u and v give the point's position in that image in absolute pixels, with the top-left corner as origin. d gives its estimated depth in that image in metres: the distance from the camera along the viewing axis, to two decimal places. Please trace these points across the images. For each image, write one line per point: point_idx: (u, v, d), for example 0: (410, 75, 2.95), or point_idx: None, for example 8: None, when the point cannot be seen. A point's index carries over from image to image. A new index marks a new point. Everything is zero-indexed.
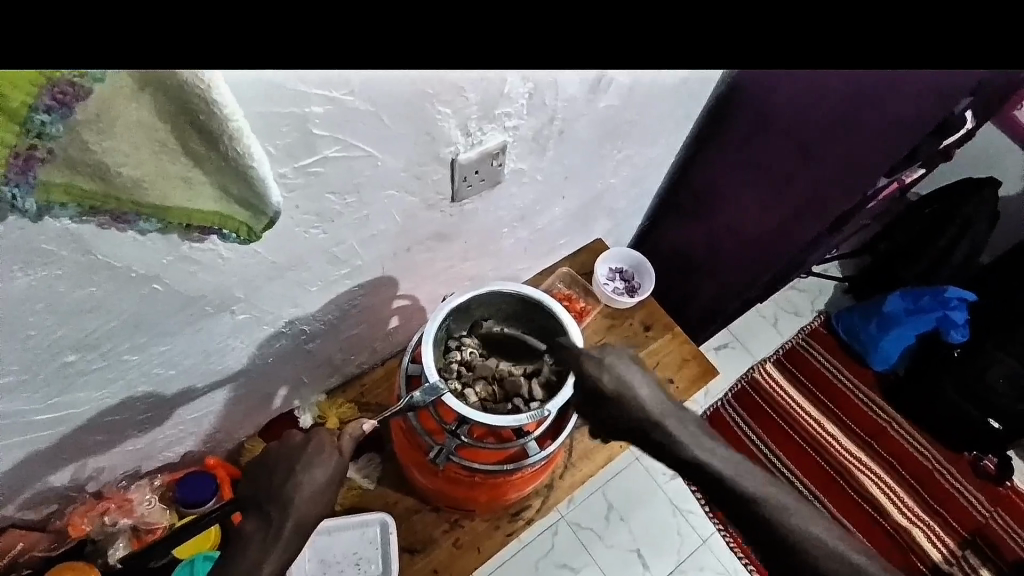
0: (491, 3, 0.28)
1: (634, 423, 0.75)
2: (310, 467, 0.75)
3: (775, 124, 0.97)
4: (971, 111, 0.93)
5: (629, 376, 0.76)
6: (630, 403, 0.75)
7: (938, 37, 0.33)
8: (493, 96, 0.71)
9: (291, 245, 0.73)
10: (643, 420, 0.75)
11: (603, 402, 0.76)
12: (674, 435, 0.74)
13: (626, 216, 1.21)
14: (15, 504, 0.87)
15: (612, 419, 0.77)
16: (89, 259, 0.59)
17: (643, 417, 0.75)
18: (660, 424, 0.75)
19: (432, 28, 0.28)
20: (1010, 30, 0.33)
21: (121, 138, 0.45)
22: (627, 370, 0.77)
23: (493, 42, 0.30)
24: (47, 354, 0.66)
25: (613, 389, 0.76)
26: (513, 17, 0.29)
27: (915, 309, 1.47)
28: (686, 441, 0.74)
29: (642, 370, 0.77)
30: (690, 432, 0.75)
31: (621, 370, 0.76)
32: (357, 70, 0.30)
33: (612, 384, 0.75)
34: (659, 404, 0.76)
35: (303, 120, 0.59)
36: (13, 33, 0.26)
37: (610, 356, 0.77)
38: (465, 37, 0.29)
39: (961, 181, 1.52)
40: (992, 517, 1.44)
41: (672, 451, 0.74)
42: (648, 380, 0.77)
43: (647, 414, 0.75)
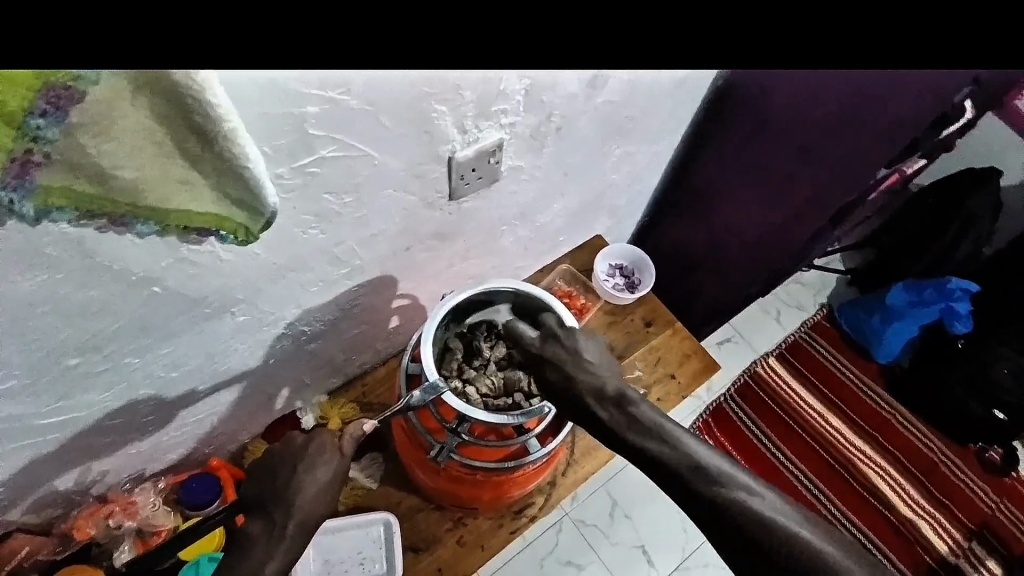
0: (481, 7, 0.28)
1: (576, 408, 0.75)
2: (313, 467, 0.75)
3: (775, 118, 0.96)
4: (970, 101, 0.93)
5: (571, 361, 0.77)
6: (568, 387, 0.75)
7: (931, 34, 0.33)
8: (490, 94, 0.71)
9: (290, 245, 0.73)
10: (585, 408, 0.74)
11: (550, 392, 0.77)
12: (611, 420, 0.73)
13: (625, 212, 1.21)
14: (20, 509, 0.87)
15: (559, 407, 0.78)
16: (88, 263, 0.59)
17: (576, 399, 0.75)
18: (596, 408, 0.74)
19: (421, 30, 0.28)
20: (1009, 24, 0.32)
21: (117, 140, 0.45)
22: (569, 355, 0.77)
23: (484, 44, 0.30)
24: (49, 358, 0.66)
25: (557, 378, 0.76)
26: (504, 19, 0.29)
27: (919, 302, 1.47)
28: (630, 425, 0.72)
29: (589, 356, 0.77)
30: (643, 412, 0.73)
31: (560, 359, 0.77)
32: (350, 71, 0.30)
33: (551, 372, 0.76)
34: (598, 388, 0.74)
35: (299, 120, 0.59)
36: (14, 34, 0.25)
37: (550, 346, 0.78)
38: (455, 39, 0.29)
39: (963, 172, 1.51)
40: (999, 509, 1.44)
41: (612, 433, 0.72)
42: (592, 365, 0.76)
43: (586, 401, 0.74)
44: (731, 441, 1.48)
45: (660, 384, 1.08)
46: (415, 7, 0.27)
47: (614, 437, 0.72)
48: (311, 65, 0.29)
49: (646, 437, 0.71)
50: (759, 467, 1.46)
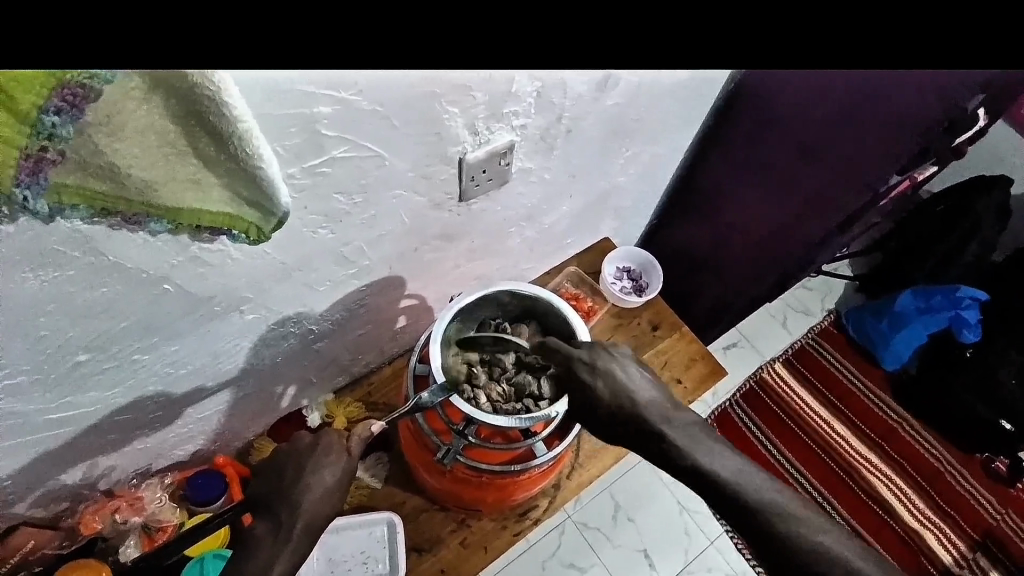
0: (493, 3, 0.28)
1: (640, 434, 0.72)
2: (319, 468, 0.75)
3: (786, 123, 0.96)
4: (983, 109, 0.92)
5: (625, 378, 0.73)
6: (631, 409, 0.72)
7: (948, 35, 0.33)
8: (501, 95, 0.71)
9: (299, 245, 0.73)
10: (649, 431, 0.71)
11: (601, 408, 0.72)
12: (678, 443, 0.70)
13: (633, 215, 1.21)
14: (26, 503, 0.87)
15: (614, 430, 0.73)
16: (100, 260, 0.60)
17: (645, 423, 0.71)
18: (663, 431, 0.71)
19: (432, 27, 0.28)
20: None
21: (131, 139, 0.46)
22: (624, 373, 0.73)
23: (496, 41, 0.29)
24: (59, 354, 0.67)
25: (609, 393, 0.72)
26: (521, 19, 0.29)
27: (927, 308, 1.46)
28: (690, 448, 0.70)
29: (639, 373, 0.74)
30: (696, 435, 0.72)
31: (617, 375, 0.73)
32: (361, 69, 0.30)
33: (609, 390, 0.72)
34: (660, 409, 0.72)
35: (311, 120, 0.59)
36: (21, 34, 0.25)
37: (603, 358, 0.74)
38: (466, 36, 0.29)
39: (970, 180, 1.52)
40: (1004, 519, 1.43)
41: (683, 459, 0.70)
42: (647, 384, 0.74)
43: (652, 422, 0.71)
44: (736, 446, 1.48)
45: (665, 389, 1.07)
46: (433, 7, 0.27)
47: (684, 462, 0.70)
48: (323, 64, 0.29)
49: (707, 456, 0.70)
50: (763, 473, 1.46)
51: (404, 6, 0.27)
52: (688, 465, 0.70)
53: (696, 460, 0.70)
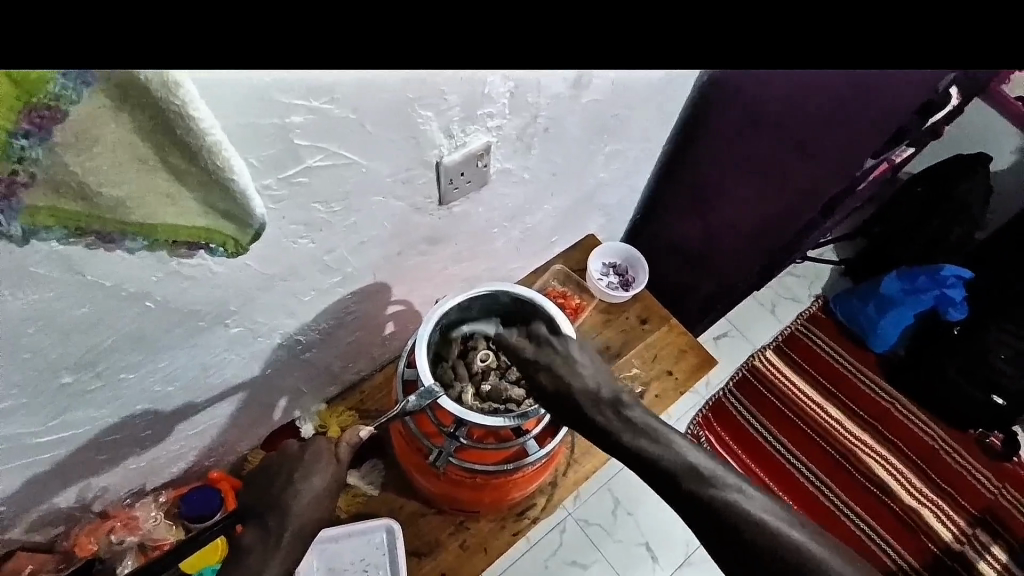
0: (445, 5, 0.29)
1: (578, 419, 0.74)
2: (309, 475, 0.75)
3: (760, 111, 0.97)
4: (954, 89, 0.93)
5: (567, 368, 0.76)
6: (570, 396, 0.74)
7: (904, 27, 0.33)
8: (475, 96, 0.71)
9: (281, 255, 0.73)
10: (587, 418, 0.74)
11: (546, 400, 0.76)
12: (612, 429, 0.72)
13: (617, 210, 1.21)
14: (21, 527, 0.87)
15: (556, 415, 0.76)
16: (80, 280, 0.60)
17: (580, 411, 0.74)
18: (598, 416, 0.73)
19: (389, 26, 0.29)
20: (978, 13, 0.32)
21: (103, 160, 0.46)
22: (565, 363, 0.76)
23: (454, 39, 0.30)
24: (44, 376, 0.67)
25: (552, 386, 0.75)
26: (485, 18, 0.30)
27: (913, 289, 1.48)
28: (630, 435, 0.72)
29: (582, 360, 0.77)
30: (635, 419, 0.73)
31: (558, 367, 0.76)
32: (323, 68, 0.31)
33: (549, 382, 0.75)
34: (598, 396, 0.74)
35: (285, 130, 0.59)
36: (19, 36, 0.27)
37: (546, 354, 0.77)
38: (421, 35, 0.30)
39: (950, 161, 1.53)
40: (1001, 494, 1.44)
41: (613, 440, 0.72)
42: (592, 373, 0.76)
43: (588, 410, 0.74)
44: (730, 435, 1.49)
45: (656, 381, 1.08)
46: (421, 7, 0.29)
47: (615, 445, 0.72)
48: (286, 64, 0.30)
49: (643, 438, 0.72)
50: (759, 461, 1.47)
51: (382, 7, 0.28)
52: (617, 446, 0.72)
53: (628, 443, 0.71)
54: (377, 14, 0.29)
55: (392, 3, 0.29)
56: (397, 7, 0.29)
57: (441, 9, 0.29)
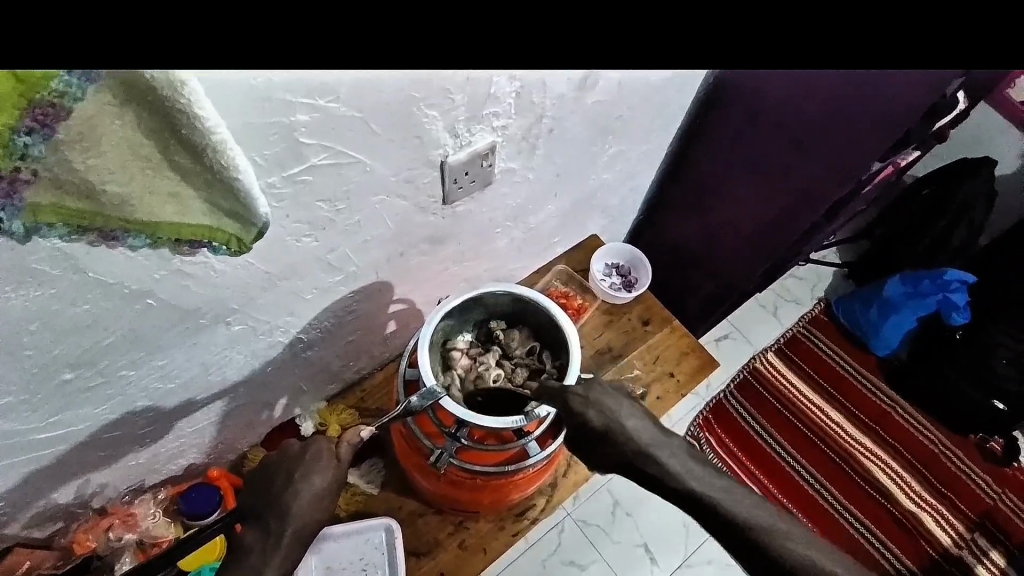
0: (449, 7, 0.27)
1: (628, 462, 0.73)
2: (309, 475, 0.74)
3: (766, 113, 0.96)
4: (962, 93, 0.93)
5: (617, 409, 0.75)
6: (623, 439, 0.73)
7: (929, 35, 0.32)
8: (480, 96, 0.71)
9: (284, 254, 0.73)
10: (638, 459, 0.72)
11: (595, 441, 0.74)
12: (668, 471, 0.72)
13: (620, 211, 1.21)
14: (19, 524, 0.87)
15: (603, 459, 0.74)
16: (81, 277, 0.59)
17: (634, 453, 0.72)
18: (653, 458, 0.72)
19: (389, 29, 0.27)
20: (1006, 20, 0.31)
21: (106, 157, 0.45)
22: (615, 403, 0.75)
23: (458, 42, 0.29)
24: (43, 373, 0.66)
25: (603, 425, 0.74)
26: (492, 21, 0.28)
27: (915, 293, 1.47)
28: (682, 476, 0.72)
29: (627, 401, 0.76)
30: (684, 460, 0.73)
31: (609, 406, 0.74)
32: (320, 72, 0.29)
33: (600, 421, 0.73)
34: (650, 437, 0.74)
35: (289, 129, 0.59)
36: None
37: (597, 392, 0.76)
38: (423, 39, 0.28)
39: (955, 164, 1.52)
40: (1000, 499, 1.44)
41: (667, 483, 0.71)
42: (639, 414, 0.75)
43: (640, 452, 0.72)
44: (730, 437, 1.49)
45: (658, 383, 1.08)
46: (420, 7, 0.27)
47: (670, 488, 0.71)
48: (283, 68, 0.28)
49: (696, 480, 0.72)
50: (759, 463, 1.47)
51: (380, 9, 0.27)
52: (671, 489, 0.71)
53: (687, 486, 0.71)
54: (371, 13, 0.27)
55: (388, 4, 0.27)
56: (393, 7, 0.27)
57: (445, 12, 0.27)
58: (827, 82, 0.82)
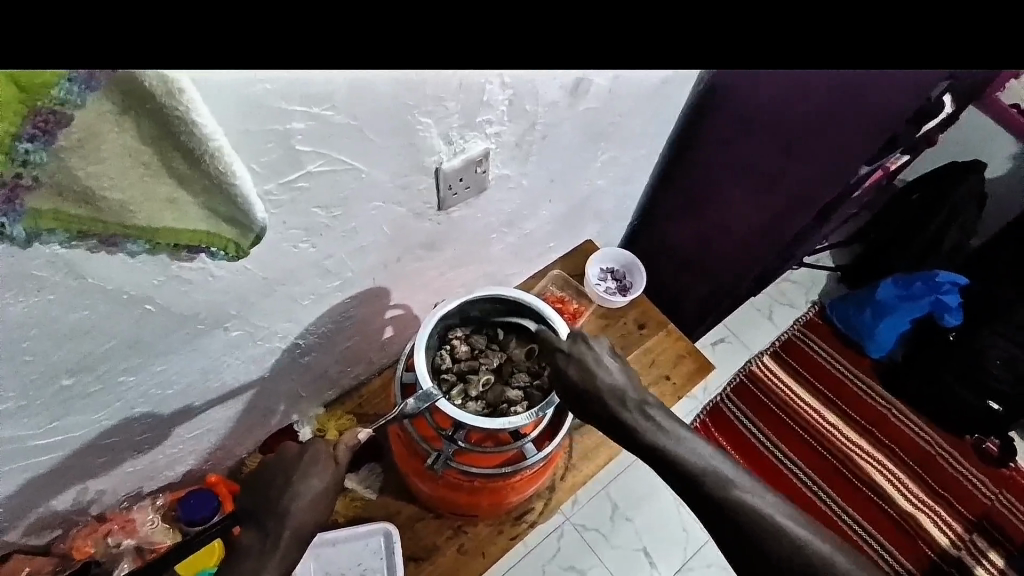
0: (432, 7, 0.28)
1: (603, 417, 0.74)
2: (307, 477, 0.75)
3: (757, 118, 0.98)
4: (949, 96, 0.95)
5: (598, 368, 0.75)
6: (597, 396, 0.74)
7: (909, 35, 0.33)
8: (473, 104, 0.72)
9: (282, 260, 0.74)
10: (612, 413, 0.74)
11: (573, 393, 0.75)
12: (637, 430, 0.73)
13: (615, 216, 1.22)
14: (18, 530, 0.87)
15: (580, 412, 0.76)
16: (81, 284, 0.60)
17: (608, 409, 0.74)
18: (625, 417, 0.73)
19: (377, 28, 0.28)
20: (982, 19, 0.32)
21: (106, 164, 0.46)
22: (596, 361, 0.75)
23: (446, 43, 0.29)
24: (43, 379, 0.67)
25: (581, 380, 0.75)
26: (479, 19, 0.29)
27: (907, 295, 1.48)
28: (656, 437, 0.72)
29: (611, 361, 0.76)
30: (659, 421, 0.73)
31: (589, 361, 0.75)
32: (314, 67, 0.29)
33: (578, 376, 0.74)
34: (628, 398, 0.74)
35: (285, 136, 0.60)
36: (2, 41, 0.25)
37: (579, 348, 0.76)
38: (411, 39, 0.29)
39: (946, 167, 1.54)
40: (998, 499, 1.44)
41: (637, 440, 0.73)
42: (618, 371, 0.76)
43: (614, 407, 0.73)
44: (728, 440, 1.49)
45: (654, 386, 1.08)
46: (410, 7, 0.27)
47: (640, 446, 0.73)
48: (278, 61, 0.29)
49: (666, 440, 0.72)
50: (757, 465, 1.47)
51: (366, 8, 0.27)
52: (640, 446, 0.72)
53: (655, 445, 0.72)
54: (361, 14, 0.27)
55: (380, 4, 0.27)
56: (385, 7, 0.27)
57: (428, 11, 0.28)
58: (814, 85, 0.83)
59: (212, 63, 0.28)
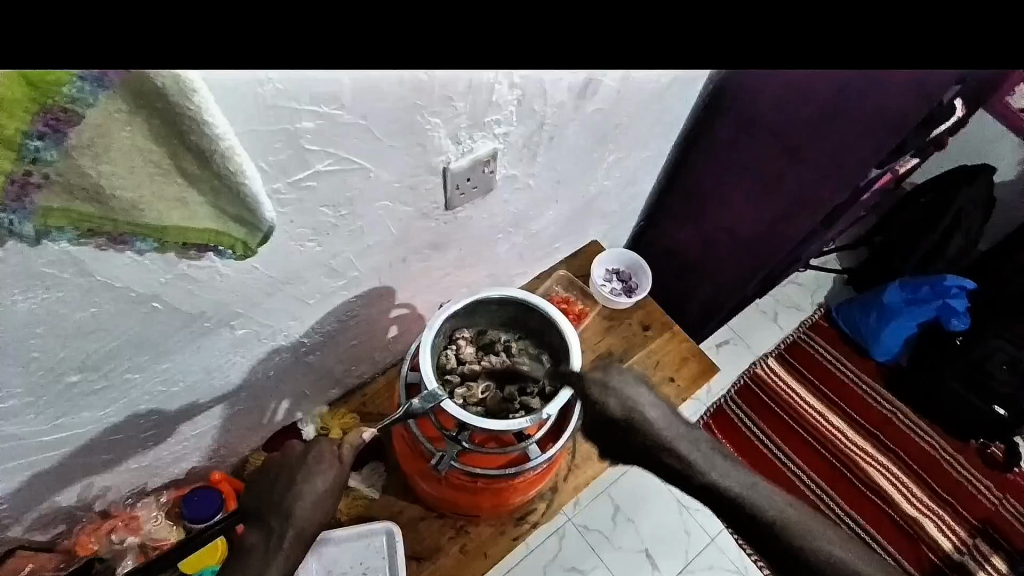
0: (442, 7, 0.27)
1: (642, 445, 0.79)
2: (312, 476, 0.75)
3: (765, 120, 0.97)
4: (960, 100, 0.94)
5: (635, 398, 0.79)
6: (637, 425, 0.78)
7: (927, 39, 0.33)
8: (481, 104, 0.72)
9: (289, 258, 0.74)
10: (652, 443, 0.78)
11: (611, 423, 0.80)
12: (677, 456, 0.78)
13: (621, 217, 1.22)
14: (22, 526, 0.87)
15: (628, 450, 0.80)
16: (89, 281, 0.60)
17: (649, 438, 0.78)
18: (673, 451, 0.78)
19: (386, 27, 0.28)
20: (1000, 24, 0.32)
21: (116, 163, 0.46)
22: (633, 390, 0.80)
23: (456, 43, 0.29)
24: (49, 375, 0.67)
25: (619, 410, 0.79)
26: (491, 18, 0.28)
27: (914, 300, 1.48)
28: (695, 463, 0.78)
29: (646, 390, 0.81)
30: (695, 448, 0.79)
31: (627, 391, 0.79)
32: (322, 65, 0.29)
33: (617, 406, 0.78)
34: (665, 427, 0.79)
35: (294, 136, 0.60)
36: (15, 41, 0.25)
37: (615, 378, 0.80)
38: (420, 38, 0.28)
39: (954, 171, 1.53)
40: (1002, 505, 1.44)
41: (688, 474, 0.78)
42: (653, 399, 0.80)
43: (655, 436, 0.78)
44: (732, 442, 1.49)
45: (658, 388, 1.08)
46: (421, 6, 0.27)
47: (678, 474, 0.79)
48: (286, 60, 0.28)
49: (713, 469, 0.78)
50: (760, 468, 1.47)
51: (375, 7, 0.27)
52: (693, 480, 0.78)
53: (694, 473, 0.78)
54: (370, 13, 0.27)
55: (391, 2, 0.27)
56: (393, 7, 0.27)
57: (437, 11, 0.27)
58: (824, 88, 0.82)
59: (212, 62, 0.28)
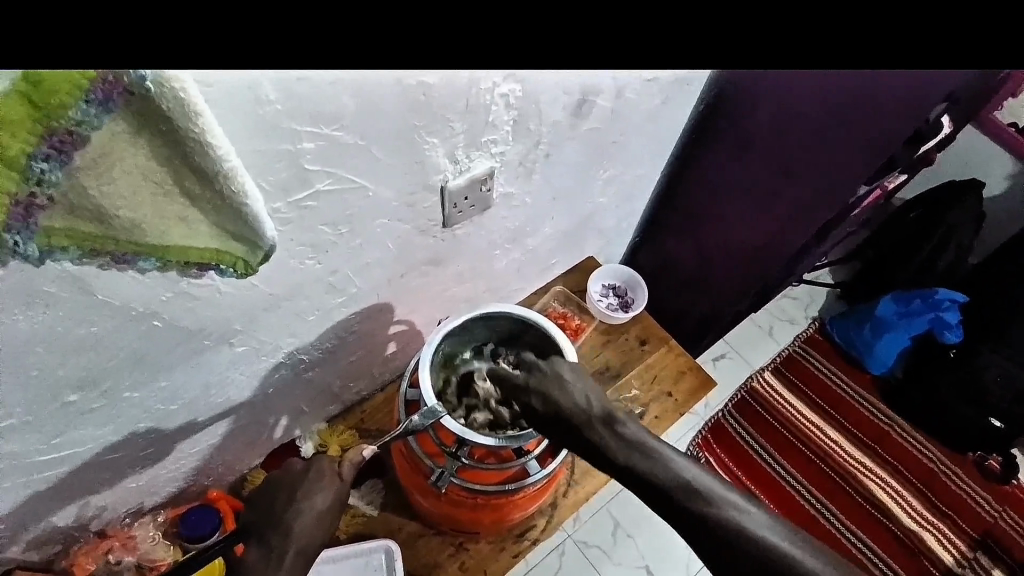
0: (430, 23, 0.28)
1: (571, 438, 0.73)
2: (312, 493, 0.75)
3: (753, 134, 1.00)
4: (947, 117, 0.96)
5: (559, 392, 0.74)
6: (564, 420, 0.73)
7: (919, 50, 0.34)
8: (478, 124, 0.73)
9: (290, 275, 0.75)
10: (579, 434, 0.72)
11: (542, 421, 0.75)
12: (608, 449, 0.71)
13: (616, 232, 1.23)
14: (20, 546, 0.87)
15: (555, 438, 0.75)
16: (90, 299, 0.61)
17: (574, 429, 0.73)
18: (595, 438, 0.72)
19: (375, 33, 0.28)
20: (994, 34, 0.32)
21: (120, 183, 0.47)
22: (556, 384, 0.75)
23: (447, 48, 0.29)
24: (49, 395, 0.67)
25: (545, 407, 0.74)
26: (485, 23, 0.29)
27: (906, 313, 1.49)
28: (627, 453, 0.70)
29: (573, 382, 0.75)
30: (628, 437, 0.71)
31: (549, 387, 0.75)
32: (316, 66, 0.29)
33: (540, 403, 0.74)
34: (592, 417, 0.73)
35: (295, 156, 0.61)
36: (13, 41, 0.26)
37: (536, 376, 0.76)
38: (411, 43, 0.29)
39: (946, 187, 1.54)
40: (1001, 517, 1.44)
41: (614, 461, 0.71)
42: (580, 391, 0.74)
43: (578, 427, 0.72)
44: (730, 457, 1.49)
45: (655, 403, 1.08)
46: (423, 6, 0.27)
47: (613, 464, 0.71)
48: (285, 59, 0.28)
49: (644, 456, 0.70)
50: (759, 482, 1.47)
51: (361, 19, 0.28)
52: (619, 467, 0.70)
53: (627, 461, 0.70)
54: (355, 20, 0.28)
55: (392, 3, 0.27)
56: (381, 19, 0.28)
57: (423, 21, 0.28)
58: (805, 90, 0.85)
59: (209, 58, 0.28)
